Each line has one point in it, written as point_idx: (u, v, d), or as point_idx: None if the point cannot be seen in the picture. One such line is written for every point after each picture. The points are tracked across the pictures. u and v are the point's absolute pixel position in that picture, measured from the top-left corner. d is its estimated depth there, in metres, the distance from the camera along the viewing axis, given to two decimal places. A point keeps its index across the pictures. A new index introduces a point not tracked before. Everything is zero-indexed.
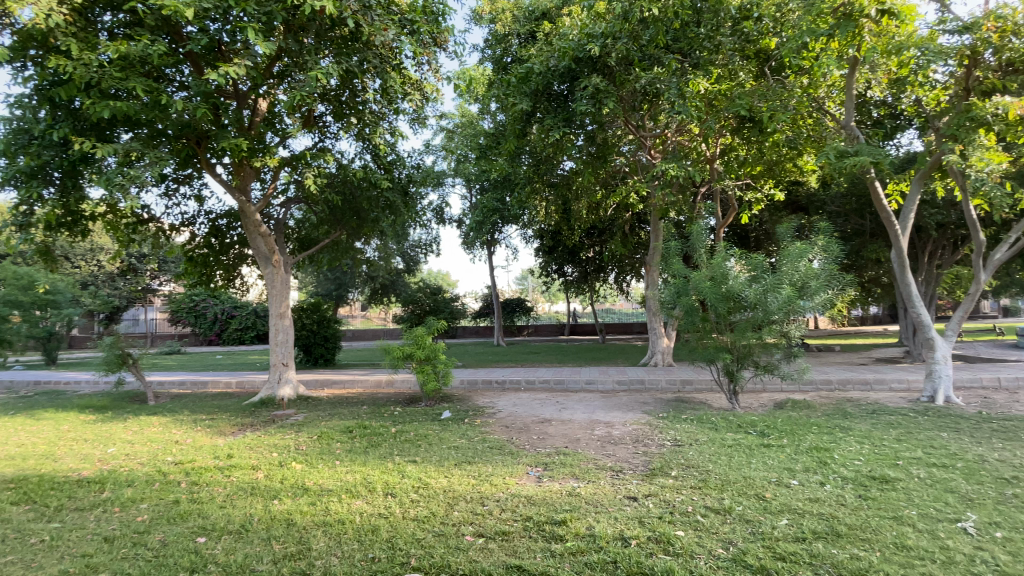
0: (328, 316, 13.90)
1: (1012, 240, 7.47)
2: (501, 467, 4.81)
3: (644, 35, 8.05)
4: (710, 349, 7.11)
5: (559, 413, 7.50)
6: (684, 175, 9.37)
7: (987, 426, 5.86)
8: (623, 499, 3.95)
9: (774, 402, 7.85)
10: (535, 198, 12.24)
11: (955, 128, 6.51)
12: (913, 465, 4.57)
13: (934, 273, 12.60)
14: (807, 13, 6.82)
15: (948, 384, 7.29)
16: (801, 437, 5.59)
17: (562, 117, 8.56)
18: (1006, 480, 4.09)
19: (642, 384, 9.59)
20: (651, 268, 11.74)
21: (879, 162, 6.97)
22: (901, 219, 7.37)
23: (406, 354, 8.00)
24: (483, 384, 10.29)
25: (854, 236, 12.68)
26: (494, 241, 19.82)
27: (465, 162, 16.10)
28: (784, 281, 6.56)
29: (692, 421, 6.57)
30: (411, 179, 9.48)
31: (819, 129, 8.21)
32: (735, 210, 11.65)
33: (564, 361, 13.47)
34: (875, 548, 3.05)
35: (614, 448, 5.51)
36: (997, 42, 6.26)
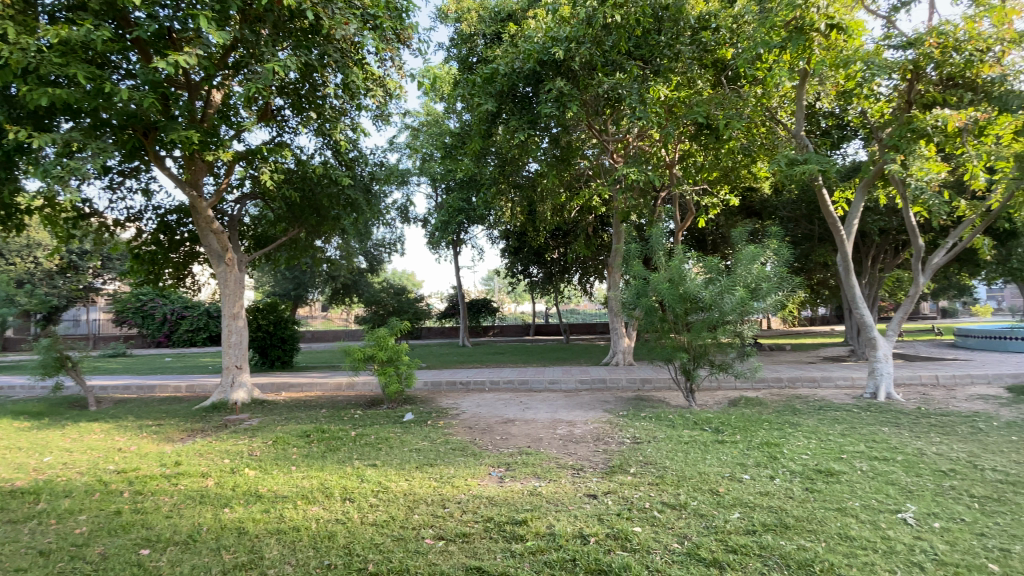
0: (286, 316, 13.48)
1: (949, 245, 7.93)
2: (462, 469, 4.78)
3: (607, 41, 8.18)
4: (668, 349, 7.29)
5: (522, 413, 7.53)
6: (645, 179, 9.59)
7: (925, 421, 6.25)
8: (583, 497, 4.00)
9: (728, 399, 8.14)
10: (501, 198, 12.26)
11: (898, 139, 6.88)
12: (856, 458, 4.83)
13: (876, 276, 13.36)
14: (761, 25, 7.09)
15: (887, 381, 7.74)
16: (753, 433, 5.82)
17: (526, 119, 8.61)
18: (942, 473, 4.37)
19: (604, 383, 9.74)
20: (613, 269, 11.95)
21: (826, 170, 7.34)
22: (845, 225, 7.79)
23: (368, 355, 7.85)
24: (447, 385, 10.22)
25: (804, 240, 13.31)
26: (459, 241, 19.72)
27: (430, 161, 15.93)
28: (738, 282, 6.82)
29: (651, 419, 6.73)
30: (373, 176, 9.31)
31: (772, 137, 8.52)
32: (694, 214, 12.02)
33: (528, 362, 13.54)
34: (821, 538, 3.20)
35: (575, 446, 5.57)
36: (939, 57, 6.57)
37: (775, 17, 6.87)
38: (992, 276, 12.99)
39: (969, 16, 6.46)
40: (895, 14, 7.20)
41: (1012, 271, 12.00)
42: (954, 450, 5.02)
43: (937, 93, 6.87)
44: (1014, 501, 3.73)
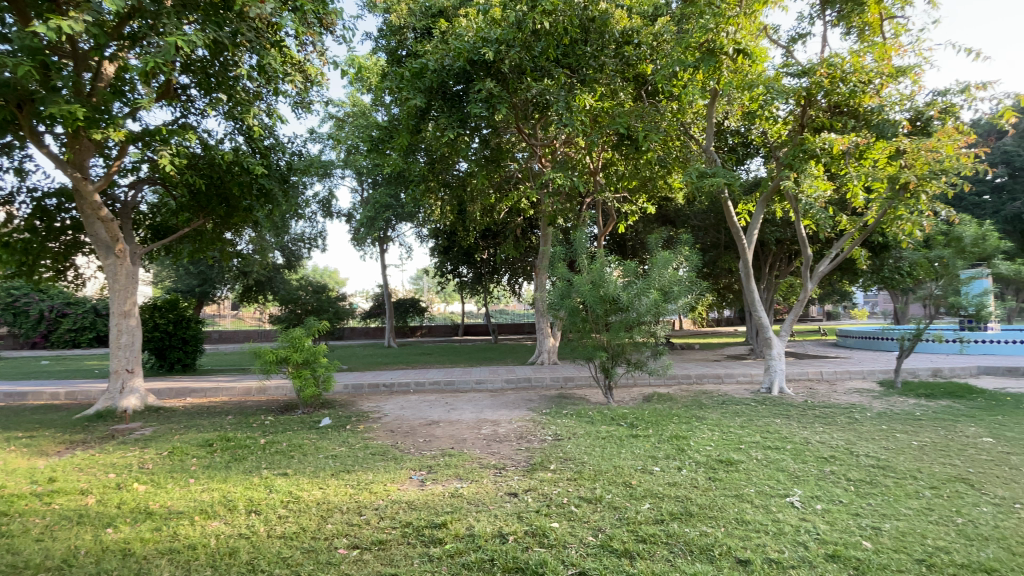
0: (190, 314, 12.37)
1: (833, 255, 8.84)
2: (381, 474, 4.63)
3: (536, 47, 8.31)
4: (589, 348, 7.56)
5: (447, 414, 7.45)
6: (570, 184, 9.89)
7: (811, 412, 6.98)
8: (504, 496, 4.03)
9: (643, 396, 8.59)
10: (429, 196, 12.10)
11: (792, 158, 7.66)
12: (752, 448, 5.29)
13: (773, 282, 14.73)
14: (677, 44, 7.55)
15: (780, 377, 8.55)
16: (664, 427, 6.19)
17: (456, 118, 8.55)
18: (824, 459, 4.90)
19: (528, 382, 9.91)
20: (540, 270, 12.18)
21: (731, 184, 7.99)
22: (747, 234, 8.52)
23: (281, 357, 7.39)
24: (369, 388, 9.89)
25: (713, 247, 14.40)
26: (386, 238, 19.16)
27: (356, 154, 15.30)
28: (653, 285, 7.22)
29: (572, 416, 6.93)
30: (291, 166, 8.78)
31: (685, 150, 8.99)
32: (615, 220, 12.61)
33: (456, 362, 13.44)
34: (720, 524, 3.46)
35: (499, 445, 5.61)
36: (828, 86, 7.36)
37: (690, 38, 7.34)
38: (867, 284, 14.78)
39: (854, 52, 7.26)
40: (793, 45, 7.96)
41: (883, 279, 13.72)
42: (834, 439, 5.64)
43: (825, 119, 7.72)
44: (882, 483, 4.25)
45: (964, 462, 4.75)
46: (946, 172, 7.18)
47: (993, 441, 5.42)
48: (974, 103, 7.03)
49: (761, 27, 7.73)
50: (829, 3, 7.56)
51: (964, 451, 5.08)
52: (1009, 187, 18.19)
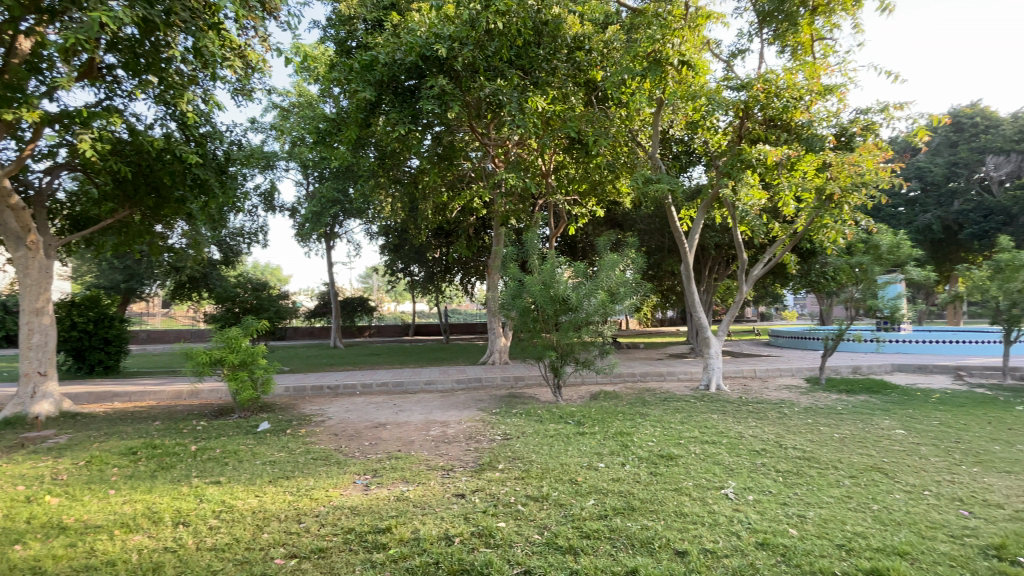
0: (114, 312, 11.47)
1: (766, 259, 9.37)
2: (323, 479, 4.48)
3: (489, 47, 8.28)
4: (539, 348, 7.64)
5: (394, 416, 7.31)
6: (522, 184, 9.96)
7: (744, 408, 7.39)
8: (451, 497, 3.99)
9: (590, 394, 8.78)
10: (379, 192, 11.84)
11: (730, 167, 8.00)
12: (691, 442, 5.53)
13: (713, 284, 15.50)
14: (626, 52, 7.78)
15: (718, 375, 8.99)
16: (609, 424, 6.35)
17: (407, 113, 8.40)
18: (756, 452, 5.20)
19: (479, 382, 9.89)
20: (491, 270, 12.19)
21: (675, 190, 8.36)
22: (688, 238, 8.89)
23: (215, 359, 6.98)
24: (312, 391, 9.55)
25: (658, 251, 14.97)
26: (333, 234, 18.56)
27: (302, 146, 14.68)
28: (600, 286, 7.39)
29: (521, 415, 6.97)
30: (229, 157, 8.30)
31: (632, 156, 9.37)
32: (567, 222, 12.84)
33: (405, 363, 13.20)
34: (660, 517, 3.59)
35: (447, 447, 5.56)
36: (764, 100, 7.78)
37: (639, 47, 7.58)
38: (796, 287, 15.83)
39: (788, 69, 7.72)
40: (734, 60, 8.39)
41: (810, 283, 14.74)
42: (765, 432, 6.00)
43: (760, 131, 8.20)
44: (807, 473, 4.56)
45: (879, 452, 5.18)
46: (866, 185, 7.91)
47: (904, 432, 5.94)
48: (892, 122, 7.68)
49: (704, 41, 8.10)
50: (766, 22, 8.03)
51: (878, 442, 5.53)
52: (920, 201, 20.05)
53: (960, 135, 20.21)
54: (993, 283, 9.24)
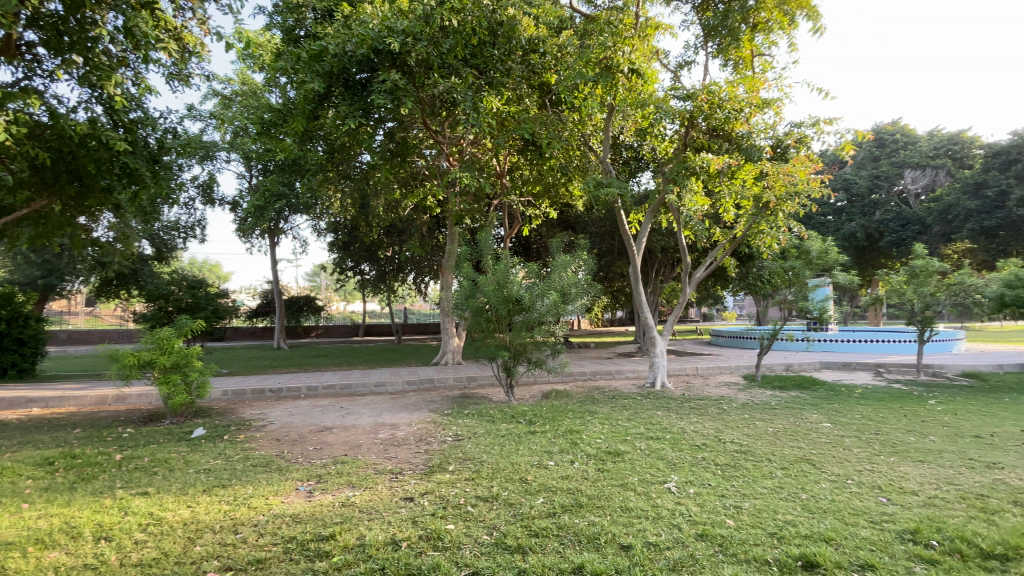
0: (29, 310, 10.48)
1: (708, 262, 9.82)
2: (263, 487, 4.27)
3: (444, 44, 8.18)
4: (492, 348, 7.64)
5: (342, 419, 7.10)
6: (476, 184, 9.93)
7: (687, 404, 7.70)
8: (399, 501, 3.92)
9: (541, 393, 8.89)
10: (328, 187, 11.46)
11: (676, 173, 8.34)
12: (637, 439, 5.70)
13: (659, 286, 16.09)
14: (579, 57, 7.91)
15: (664, 373, 9.33)
16: (559, 423, 6.44)
17: (357, 107, 8.18)
18: (698, 446, 5.44)
19: (431, 383, 9.78)
20: (445, 270, 12.09)
21: (624, 195, 8.66)
22: (636, 241, 9.16)
23: (145, 361, 6.51)
24: (253, 394, 9.11)
25: (608, 253, 15.38)
26: (278, 230, 17.77)
27: (244, 137, 13.93)
28: (552, 287, 7.48)
29: (473, 415, 6.95)
30: (163, 145, 7.75)
31: (584, 160, 9.56)
32: (521, 222, 12.93)
33: (355, 364, 12.86)
34: (607, 513, 3.68)
35: (397, 450, 5.45)
36: (707, 110, 8.12)
37: (591, 53, 7.75)
38: (736, 290, 16.70)
39: (730, 82, 8.08)
40: (680, 71, 8.73)
41: (748, 285, 15.59)
42: (706, 427, 6.28)
43: (704, 140, 8.44)
44: (743, 465, 4.82)
45: (808, 444, 5.55)
46: (798, 194, 8.50)
47: (830, 425, 6.41)
48: (822, 135, 8.22)
49: (653, 50, 8.38)
50: (711, 36, 8.42)
51: (808, 435, 5.93)
52: (846, 210, 21.63)
53: (883, 151, 22.03)
54: (909, 287, 10.12)
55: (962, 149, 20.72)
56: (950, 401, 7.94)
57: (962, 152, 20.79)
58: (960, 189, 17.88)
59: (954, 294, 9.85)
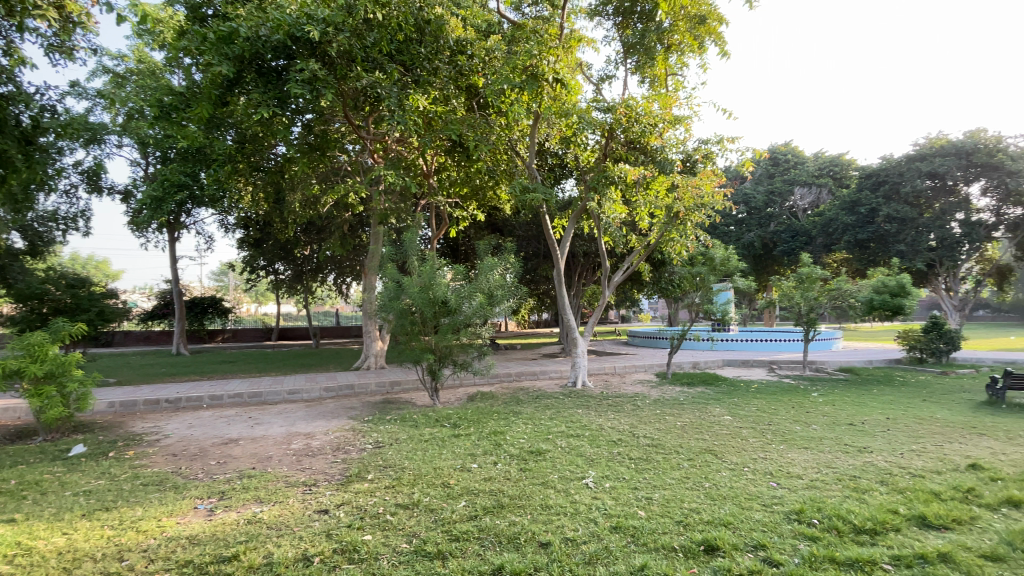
0: None
1: (625, 267, 10.31)
2: (154, 508, 3.87)
3: (367, 37, 7.93)
4: (417, 351, 7.48)
5: (250, 430, 6.63)
6: (402, 183, 9.71)
7: (606, 402, 8.04)
8: (312, 515, 3.72)
9: (466, 395, 8.87)
10: (237, 179, 10.64)
11: (597, 182, 8.74)
12: (558, 437, 5.85)
13: (581, 289, 16.71)
14: (505, 62, 7.98)
15: (584, 372, 9.65)
16: (483, 425, 6.46)
17: (272, 95, 7.71)
18: (614, 442, 5.71)
19: (351, 389, 9.41)
20: (368, 271, 11.70)
21: (548, 200, 8.91)
22: (560, 245, 9.43)
23: (10, 371, 5.65)
24: (147, 405, 8.25)
25: (533, 257, 15.76)
26: (178, 224, 16.22)
27: (140, 120, 12.60)
28: (478, 289, 7.48)
29: (395, 421, 6.77)
30: (39, 125, 6.79)
31: (511, 164, 9.86)
32: (447, 224, 12.81)
33: (267, 370, 12.05)
34: (526, 512, 3.75)
35: (311, 460, 5.17)
36: (625, 123, 8.54)
37: (517, 59, 7.87)
38: (651, 293, 17.74)
39: (646, 98, 8.56)
40: (602, 84, 9.13)
41: (661, 289, 16.63)
42: (622, 423, 6.59)
43: (622, 151, 8.98)
44: (655, 458, 5.11)
45: (711, 436, 6.01)
46: (704, 206, 9.29)
47: (730, 418, 7.00)
48: (726, 152, 8.96)
49: (577, 62, 8.71)
50: (630, 53, 8.89)
51: (711, 427, 6.43)
52: (746, 221, 23.84)
53: (777, 169, 24.54)
54: (797, 292, 11.29)
55: (841, 170, 23.57)
56: (829, 393, 8.97)
57: (841, 172, 23.63)
58: (839, 205, 20.29)
59: (833, 298, 11.13)
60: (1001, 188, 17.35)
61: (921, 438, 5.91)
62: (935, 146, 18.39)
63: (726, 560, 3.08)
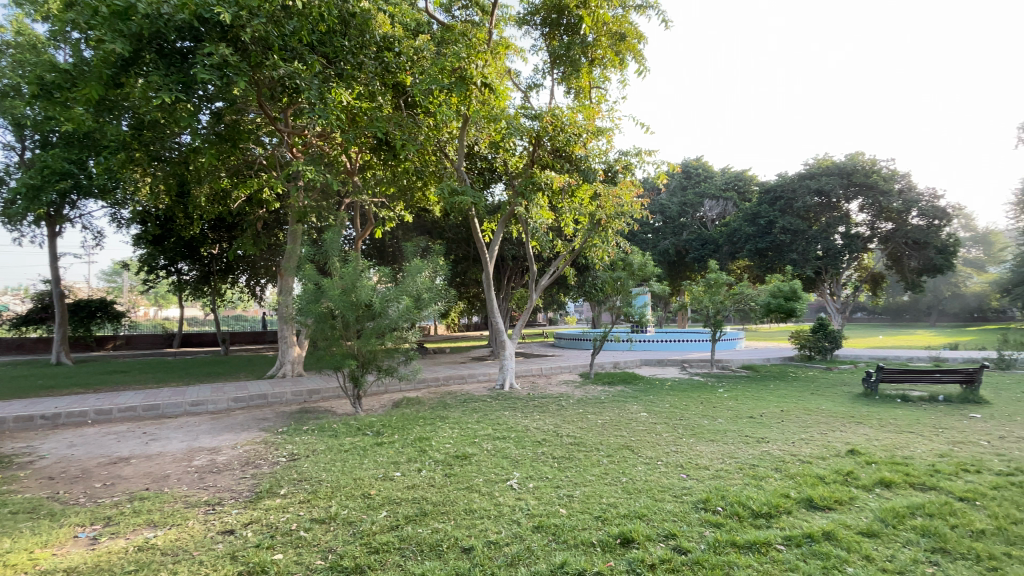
0: None
1: (552, 271, 10.49)
2: (23, 539, 3.38)
3: (286, 25, 7.51)
4: (337, 357, 7.16)
5: (145, 447, 6.00)
6: (323, 180, 9.25)
7: (532, 404, 8.17)
8: (215, 536, 3.43)
9: (391, 402, 8.61)
10: (132, 169, 9.62)
11: (525, 188, 8.88)
12: (484, 440, 5.86)
13: (509, 292, 16.89)
14: (433, 63, 7.90)
15: (511, 374, 9.74)
16: (408, 431, 6.31)
17: (176, 79, 7.07)
18: (538, 442, 5.82)
19: (264, 399, 8.81)
20: (284, 272, 11.01)
21: (477, 203, 8.90)
22: (489, 249, 9.44)
23: None
24: (16, 423, 7.19)
25: (462, 260, 15.73)
26: (61, 217, 14.40)
27: (15, 99, 11.07)
28: (405, 292, 7.29)
29: (313, 431, 6.42)
30: None
31: (439, 166, 9.76)
32: (372, 224, 12.35)
33: (165, 380, 10.95)
34: (450, 518, 3.71)
35: (216, 478, 4.78)
36: (551, 132, 8.76)
37: (445, 61, 7.83)
38: (575, 296, 18.32)
39: (571, 108, 8.82)
40: (530, 92, 9.31)
41: (585, 292, 17.23)
42: (546, 423, 6.74)
43: (549, 159, 9.19)
44: (577, 456, 5.26)
45: (629, 433, 6.31)
46: (624, 215, 9.78)
47: (646, 414, 7.39)
48: (643, 164, 9.46)
49: (505, 68, 8.83)
50: (556, 63, 9.16)
51: (629, 424, 6.75)
52: (661, 230, 25.44)
53: (689, 182, 26.42)
54: (706, 296, 12.13)
55: (744, 185, 25.85)
56: (733, 389, 9.73)
57: (745, 187, 25.92)
58: (743, 217, 22.21)
59: (736, 302, 12.12)
60: (874, 206, 19.77)
61: (809, 427, 6.60)
62: (822, 167, 20.75)
63: (640, 551, 3.24)
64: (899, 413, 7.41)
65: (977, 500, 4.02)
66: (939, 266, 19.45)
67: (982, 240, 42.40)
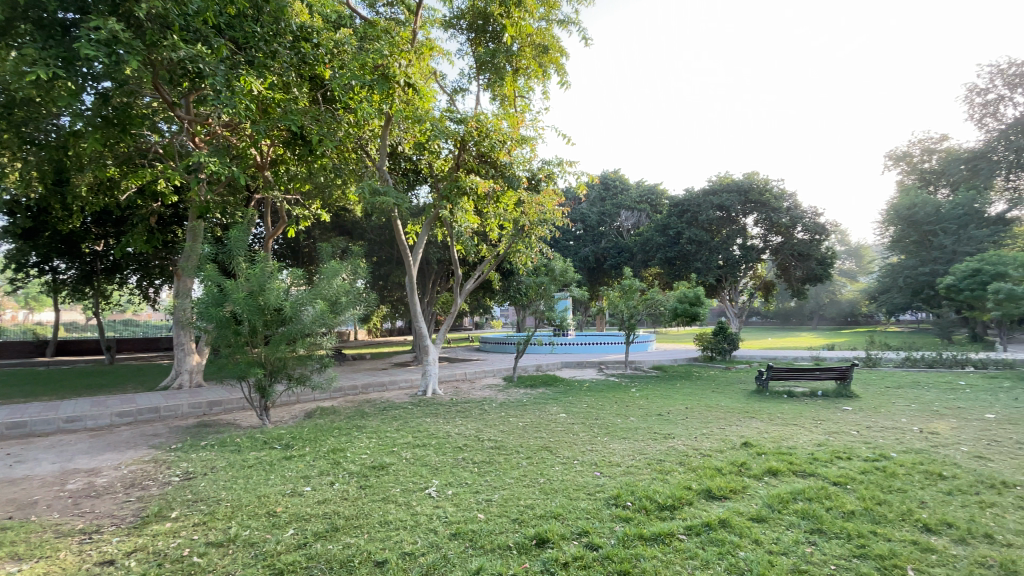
0: None
1: (476, 276, 10.48)
2: None
3: (189, 5, 6.89)
4: (242, 365, 6.65)
5: (5, 471, 5.20)
6: (230, 174, 8.56)
7: (455, 409, 8.11)
8: (92, 569, 3.05)
9: (303, 412, 8.17)
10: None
11: (449, 192, 8.81)
12: (403, 449, 5.72)
13: (433, 296, 16.68)
14: (355, 58, 7.60)
15: (434, 380, 9.60)
16: (321, 443, 6.00)
17: (54, 54, 6.28)
18: (459, 448, 5.78)
19: (156, 413, 7.99)
20: (182, 273, 10.03)
21: (400, 205, 8.68)
22: (413, 253, 9.21)
23: None
24: None
25: (383, 263, 15.31)
26: None
27: None
28: (320, 296, 6.94)
29: (213, 447, 5.92)
30: None
31: (360, 165, 9.43)
32: (285, 223, 11.57)
33: (33, 394, 9.59)
34: (363, 531, 3.58)
35: (94, 502, 4.25)
36: (476, 137, 8.76)
37: (367, 57, 7.59)
38: (500, 302, 18.48)
39: (496, 115, 8.87)
40: (455, 95, 9.29)
41: (509, 297, 17.44)
42: (468, 429, 6.71)
43: (474, 163, 9.18)
44: (496, 460, 5.31)
45: (547, 434, 6.48)
46: (546, 222, 10.01)
47: (564, 416, 7.63)
48: (565, 174, 9.75)
49: (430, 70, 8.74)
50: (482, 70, 9.23)
51: (548, 426, 6.93)
52: (582, 237, 26.48)
53: (608, 193, 27.71)
54: (622, 301, 12.76)
55: (657, 198, 27.61)
56: (645, 389, 10.30)
57: (658, 200, 27.68)
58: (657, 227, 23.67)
59: (649, 307, 12.78)
60: (768, 220, 21.93)
61: (710, 423, 7.16)
62: (723, 184, 22.68)
63: (554, 550, 3.33)
64: (786, 408, 8.24)
65: (847, 483, 4.58)
66: (820, 276, 21.92)
67: (853, 253, 48.59)
